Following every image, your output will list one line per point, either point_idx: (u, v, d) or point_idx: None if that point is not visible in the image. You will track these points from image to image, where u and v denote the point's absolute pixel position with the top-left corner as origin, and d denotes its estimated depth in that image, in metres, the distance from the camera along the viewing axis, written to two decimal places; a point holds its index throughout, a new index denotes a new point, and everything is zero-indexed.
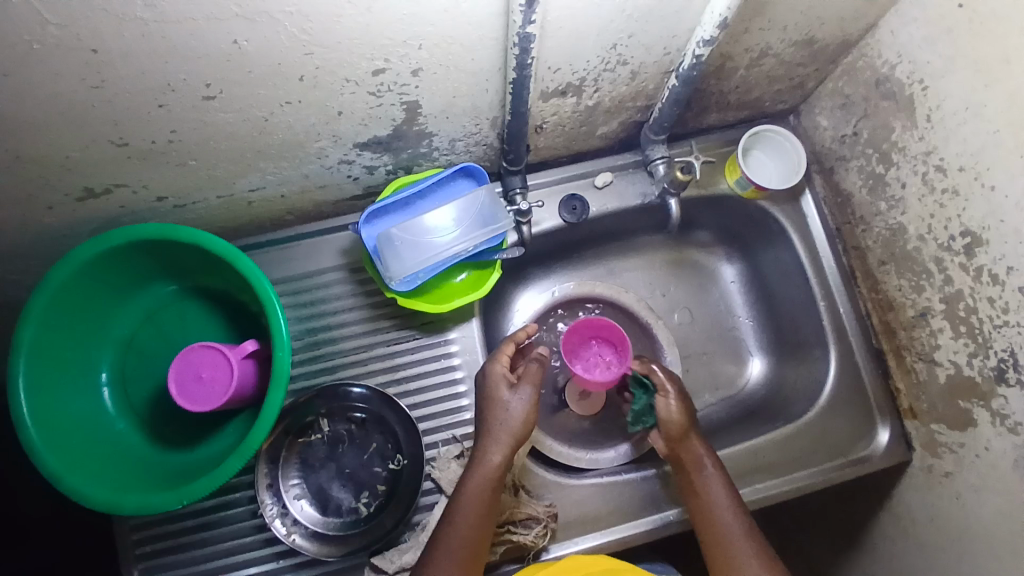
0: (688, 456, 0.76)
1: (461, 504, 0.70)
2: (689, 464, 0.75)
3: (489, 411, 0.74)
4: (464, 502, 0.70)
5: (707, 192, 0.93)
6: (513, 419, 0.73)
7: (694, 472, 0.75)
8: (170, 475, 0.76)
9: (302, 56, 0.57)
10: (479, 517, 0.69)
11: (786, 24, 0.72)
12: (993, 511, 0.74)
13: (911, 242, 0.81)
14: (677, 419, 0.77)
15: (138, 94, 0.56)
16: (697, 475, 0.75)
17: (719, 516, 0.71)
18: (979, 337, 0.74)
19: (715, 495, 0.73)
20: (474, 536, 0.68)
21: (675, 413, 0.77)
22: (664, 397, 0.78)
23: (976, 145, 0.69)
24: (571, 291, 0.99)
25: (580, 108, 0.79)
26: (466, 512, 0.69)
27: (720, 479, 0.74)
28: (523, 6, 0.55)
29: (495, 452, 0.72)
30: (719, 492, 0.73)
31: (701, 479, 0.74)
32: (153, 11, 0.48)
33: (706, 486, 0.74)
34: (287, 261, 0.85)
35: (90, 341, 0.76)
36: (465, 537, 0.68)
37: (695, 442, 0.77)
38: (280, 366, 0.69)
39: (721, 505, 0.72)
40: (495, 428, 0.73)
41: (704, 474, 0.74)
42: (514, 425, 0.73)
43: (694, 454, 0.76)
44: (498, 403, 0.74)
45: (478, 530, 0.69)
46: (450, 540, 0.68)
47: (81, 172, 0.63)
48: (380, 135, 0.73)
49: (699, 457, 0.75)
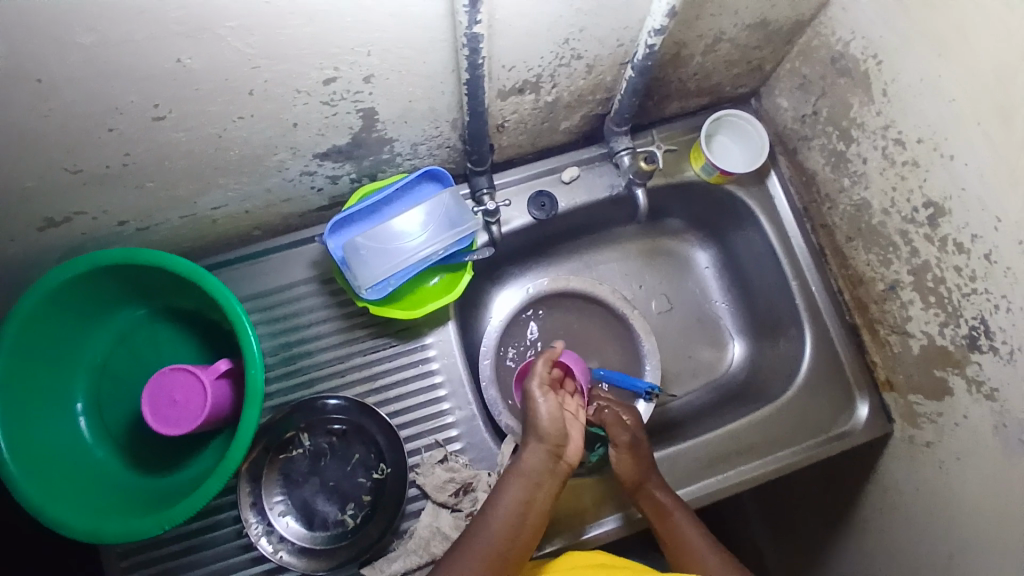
0: (652, 504, 0.76)
1: (495, 504, 0.69)
2: (654, 511, 0.76)
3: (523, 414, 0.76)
4: (501, 501, 0.69)
5: (674, 179, 0.94)
6: (546, 419, 0.73)
7: (663, 515, 0.75)
8: (152, 501, 0.75)
9: (249, 69, 0.56)
10: (515, 516, 0.68)
11: (738, 8, 0.72)
12: (976, 477, 0.75)
13: (877, 217, 0.82)
14: (631, 471, 0.78)
15: (86, 118, 0.55)
16: (665, 519, 0.75)
17: (693, 557, 0.72)
18: (949, 307, 0.75)
19: (688, 537, 0.73)
20: (506, 535, 0.67)
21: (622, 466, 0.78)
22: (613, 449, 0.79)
23: (933, 116, 0.70)
24: (545, 288, 0.98)
25: (539, 104, 0.79)
26: (501, 510, 0.68)
27: (689, 521, 0.75)
28: (468, 6, 0.54)
29: (538, 448, 0.72)
30: (691, 533, 0.74)
31: (671, 523, 0.75)
32: (91, 35, 0.48)
33: (679, 527, 0.74)
34: (257, 277, 0.85)
35: (62, 372, 0.75)
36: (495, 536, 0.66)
37: (655, 485, 0.77)
38: (254, 384, 0.68)
39: (697, 546, 0.73)
40: (534, 429, 0.73)
41: (674, 516, 0.75)
42: (549, 425, 0.73)
43: (659, 500, 0.76)
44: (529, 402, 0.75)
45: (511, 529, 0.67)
46: (478, 540, 0.66)
47: (37, 201, 0.62)
48: (339, 144, 0.73)
49: (661, 502, 0.76)
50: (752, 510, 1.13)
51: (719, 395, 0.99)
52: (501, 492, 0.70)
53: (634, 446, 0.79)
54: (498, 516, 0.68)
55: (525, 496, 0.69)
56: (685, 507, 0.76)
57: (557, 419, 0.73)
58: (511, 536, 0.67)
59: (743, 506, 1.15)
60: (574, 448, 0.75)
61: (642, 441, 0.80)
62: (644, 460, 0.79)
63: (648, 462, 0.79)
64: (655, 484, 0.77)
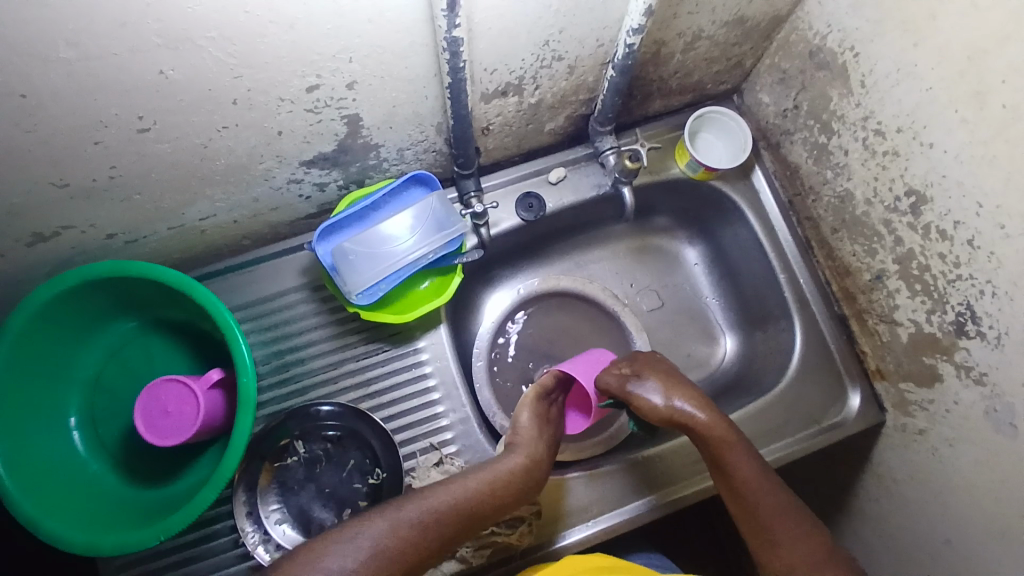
0: (704, 430, 0.72)
1: (468, 482, 0.67)
2: (712, 437, 0.72)
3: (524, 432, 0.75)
4: (473, 483, 0.67)
5: (660, 176, 0.94)
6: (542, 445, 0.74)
7: (717, 443, 0.71)
8: (148, 513, 0.74)
9: (231, 78, 0.57)
10: (478, 504, 0.66)
11: (714, 6, 0.73)
12: (970, 461, 0.75)
13: (860, 207, 0.83)
14: (656, 409, 0.74)
15: (73, 132, 0.55)
16: (723, 446, 0.71)
17: (752, 490, 0.69)
18: (935, 294, 0.75)
19: (746, 471, 0.70)
20: (459, 512, 0.65)
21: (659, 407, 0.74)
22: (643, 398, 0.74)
23: (910, 105, 0.71)
24: (537, 288, 1.00)
25: (523, 107, 0.80)
26: (472, 488, 0.67)
27: (746, 453, 0.71)
28: (446, 10, 0.55)
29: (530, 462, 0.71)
30: (748, 464, 0.70)
31: (729, 455, 0.71)
32: (75, 50, 0.48)
33: (735, 460, 0.71)
34: (247, 286, 0.85)
35: (54, 388, 0.75)
36: (451, 510, 0.65)
37: (694, 408, 0.73)
38: (246, 391, 0.68)
39: (753, 478, 0.70)
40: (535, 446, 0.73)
41: (731, 447, 0.71)
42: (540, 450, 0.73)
43: (710, 426, 0.72)
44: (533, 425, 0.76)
45: (468, 510, 0.65)
46: (432, 503, 0.64)
47: (26, 216, 0.63)
48: (325, 150, 0.73)
49: (718, 434, 0.72)
50: None
51: (712, 390, 0.99)
52: (483, 474, 0.68)
53: (646, 386, 0.75)
54: (466, 491, 0.66)
55: (500, 491, 0.68)
56: (735, 432, 0.72)
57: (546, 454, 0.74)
58: (461, 519, 0.65)
59: None
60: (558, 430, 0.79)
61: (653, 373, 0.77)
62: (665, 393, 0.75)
63: (671, 385, 0.75)
64: (695, 409, 0.73)
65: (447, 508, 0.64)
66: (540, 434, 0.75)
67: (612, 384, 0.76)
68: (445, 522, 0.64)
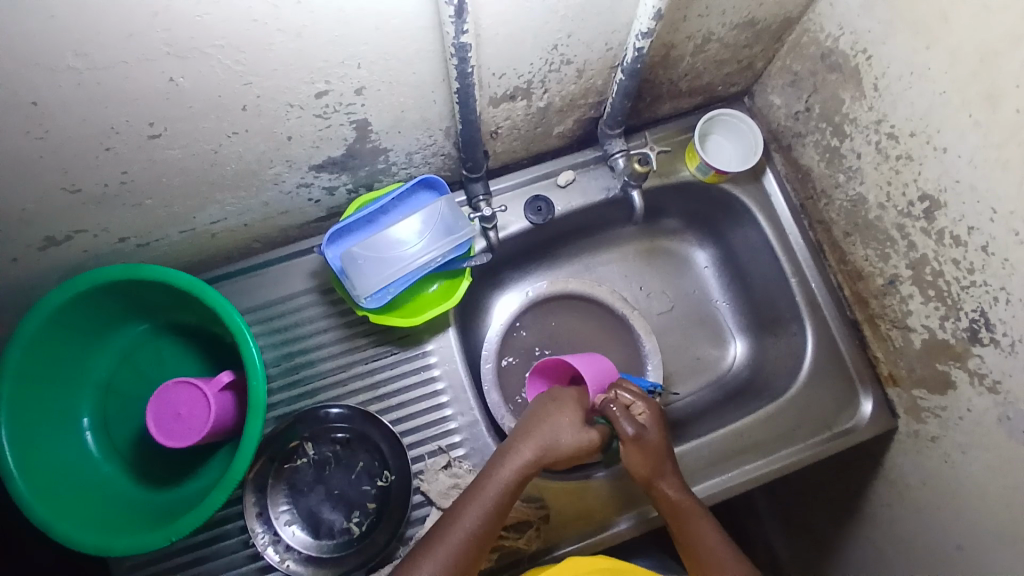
0: (668, 504, 0.75)
1: (478, 504, 0.67)
2: (675, 512, 0.74)
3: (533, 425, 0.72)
4: (480, 510, 0.67)
5: (670, 180, 0.94)
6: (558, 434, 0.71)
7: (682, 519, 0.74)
8: (159, 514, 0.75)
9: (241, 86, 0.57)
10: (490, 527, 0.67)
11: (724, 9, 0.73)
12: (983, 469, 0.74)
13: (873, 211, 0.82)
14: (643, 466, 0.75)
15: (84, 139, 0.56)
16: (690, 523, 0.74)
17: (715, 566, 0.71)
18: (949, 300, 0.74)
19: (709, 542, 0.72)
20: (475, 542, 0.66)
21: (639, 461, 0.75)
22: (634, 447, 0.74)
23: (923, 108, 0.70)
24: (545, 291, 0.99)
25: (531, 110, 0.80)
26: (478, 516, 0.67)
27: (711, 526, 0.74)
28: (453, 17, 0.55)
29: (539, 453, 0.70)
30: (713, 539, 0.73)
31: (694, 526, 0.73)
32: (84, 60, 0.49)
33: (700, 535, 0.73)
34: (257, 289, 0.86)
35: (68, 390, 0.76)
36: (466, 545, 0.66)
37: (668, 482, 0.75)
38: (256, 396, 0.69)
39: (717, 552, 0.72)
40: (545, 430, 0.71)
41: (697, 520, 0.74)
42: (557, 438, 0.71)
43: (674, 501, 0.74)
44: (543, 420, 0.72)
45: (484, 534, 0.67)
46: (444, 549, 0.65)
47: (40, 222, 0.64)
48: (334, 155, 0.73)
49: (682, 504, 0.74)
50: (763, 508, 1.13)
51: (722, 394, 0.99)
52: (484, 496, 0.68)
53: (643, 433, 0.74)
54: (472, 523, 0.67)
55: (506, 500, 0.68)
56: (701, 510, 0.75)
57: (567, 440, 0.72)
58: (472, 553, 0.66)
59: (755, 504, 1.14)
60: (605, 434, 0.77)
61: (653, 430, 0.76)
62: (656, 454, 0.75)
63: (661, 444, 0.75)
64: (669, 482, 0.75)
65: (463, 543, 0.66)
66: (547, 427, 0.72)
67: (619, 427, 0.74)
68: (466, 556, 0.66)
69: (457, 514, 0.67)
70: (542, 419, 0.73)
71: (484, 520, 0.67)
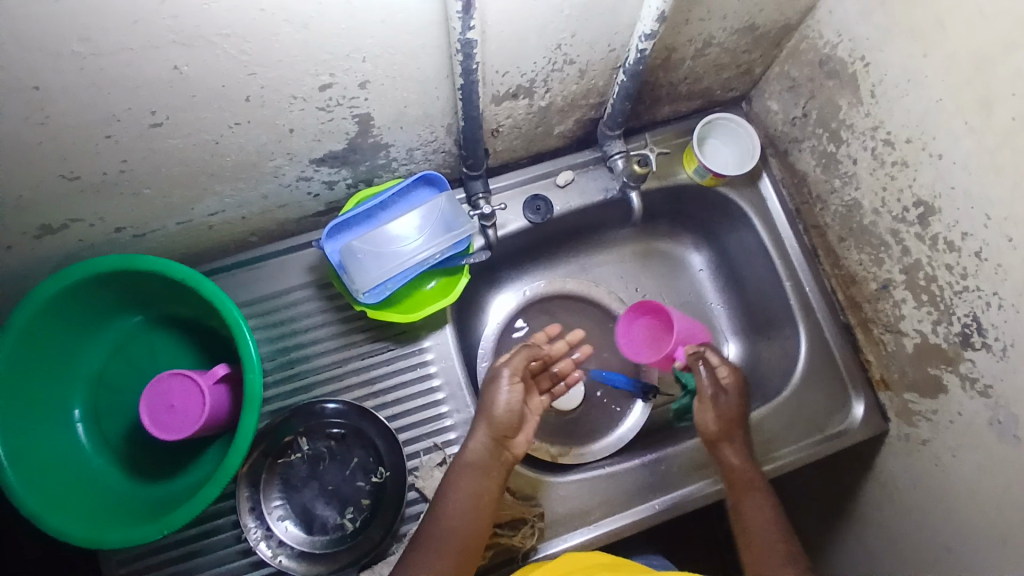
0: (732, 470, 0.78)
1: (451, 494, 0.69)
2: (736, 480, 0.77)
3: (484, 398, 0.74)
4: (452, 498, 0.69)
5: (667, 182, 0.95)
6: (503, 410, 0.72)
7: (741, 492, 0.76)
8: (150, 509, 0.75)
9: (245, 76, 0.57)
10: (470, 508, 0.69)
11: (726, 13, 0.73)
12: (973, 471, 0.75)
13: (868, 216, 0.83)
14: (714, 425, 0.81)
15: (84, 126, 0.56)
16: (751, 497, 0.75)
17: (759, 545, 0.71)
18: (942, 304, 0.75)
19: (760, 516, 0.73)
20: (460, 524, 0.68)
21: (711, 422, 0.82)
22: (703, 406, 0.83)
23: (919, 115, 0.71)
24: (542, 290, 1.01)
25: (533, 109, 0.80)
26: (455, 503, 0.69)
27: (767, 504, 0.74)
28: (460, 12, 0.55)
29: (490, 429, 0.72)
30: (765, 515, 0.73)
31: (747, 498, 0.75)
32: (88, 45, 0.48)
33: (751, 507, 0.74)
34: (253, 282, 0.85)
35: (59, 383, 0.75)
36: (452, 530, 0.67)
37: (734, 448, 0.79)
38: (252, 389, 0.68)
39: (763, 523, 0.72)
40: (487, 404, 0.73)
41: (754, 495, 0.75)
42: (503, 415, 0.72)
43: (736, 468, 0.78)
44: (492, 387, 0.74)
45: (467, 513, 0.68)
46: (433, 544, 0.66)
47: (36, 210, 0.63)
48: (335, 149, 0.73)
49: (747, 475, 0.77)
50: None
51: None
52: (454, 484, 0.70)
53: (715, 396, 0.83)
54: (450, 512, 0.68)
55: (479, 478, 0.70)
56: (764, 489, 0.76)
57: (514, 413, 0.73)
58: (462, 535, 0.67)
59: None
60: (573, 375, 0.83)
61: (733, 396, 0.82)
62: (729, 417, 0.81)
63: (732, 407, 0.82)
64: (735, 449, 0.79)
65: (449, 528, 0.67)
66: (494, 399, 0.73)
67: (699, 375, 0.85)
68: (460, 538, 0.67)
69: (437, 505, 0.69)
70: (488, 391, 0.74)
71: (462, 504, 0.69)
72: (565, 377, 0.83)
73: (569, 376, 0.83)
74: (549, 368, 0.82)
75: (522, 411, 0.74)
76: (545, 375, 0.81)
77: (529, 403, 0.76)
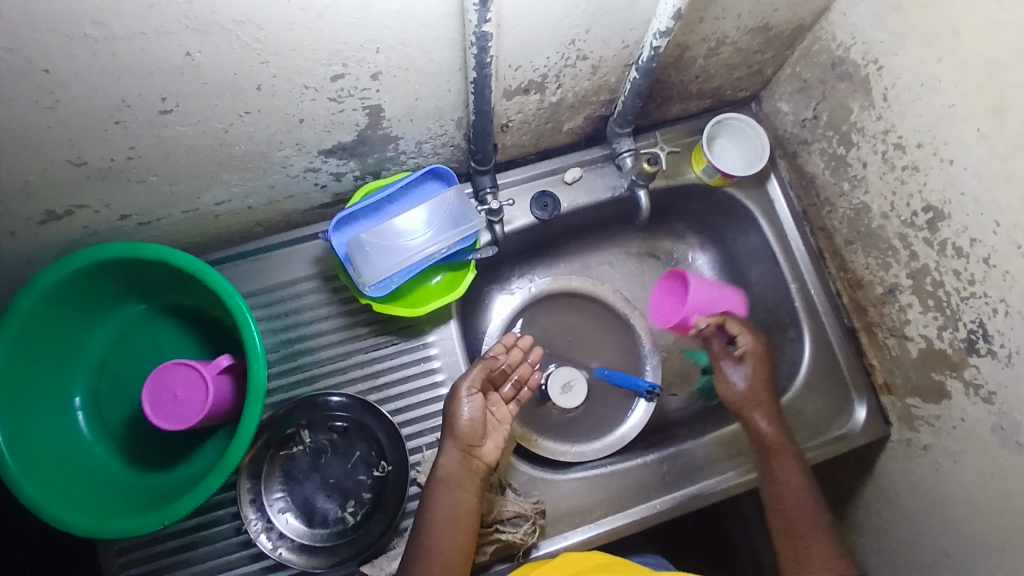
0: (761, 436, 0.80)
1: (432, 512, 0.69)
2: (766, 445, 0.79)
3: (448, 412, 0.73)
4: (433, 516, 0.69)
5: (675, 181, 0.94)
6: (466, 421, 0.72)
7: (784, 471, 0.77)
8: (150, 499, 0.74)
9: (258, 64, 0.57)
10: (450, 522, 0.69)
11: (740, 12, 0.73)
12: (975, 477, 0.75)
13: (876, 220, 0.83)
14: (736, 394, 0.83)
15: (93, 111, 0.55)
16: (796, 476, 0.76)
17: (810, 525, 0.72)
18: (948, 310, 0.75)
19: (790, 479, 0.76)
20: (446, 537, 0.68)
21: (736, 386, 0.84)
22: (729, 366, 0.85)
23: (931, 120, 0.71)
24: (548, 287, 1.00)
25: (544, 105, 0.80)
26: (437, 519, 0.69)
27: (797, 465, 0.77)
28: (477, 5, 0.54)
29: (459, 441, 0.72)
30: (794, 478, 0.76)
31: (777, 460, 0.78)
32: (101, 28, 0.48)
33: (782, 471, 0.77)
34: (258, 273, 0.85)
35: (60, 370, 0.75)
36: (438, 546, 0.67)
37: (762, 414, 0.81)
38: (257, 380, 0.68)
39: (794, 488, 0.75)
40: (450, 418, 0.73)
41: (783, 460, 0.78)
42: (467, 426, 0.72)
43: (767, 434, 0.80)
44: (453, 402, 0.73)
45: (452, 525, 0.69)
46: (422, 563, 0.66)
47: (41, 195, 0.62)
48: (344, 141, 0.73)
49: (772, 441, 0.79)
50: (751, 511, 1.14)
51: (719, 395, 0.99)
52: (432, 503, 0.69)
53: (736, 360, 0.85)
54: (433, 529, 0.68)
55: (455, 490, 0.70)
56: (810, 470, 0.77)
57: (478, 421, 0.72)
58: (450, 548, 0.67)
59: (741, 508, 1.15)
60: (535, 378, 0.80)
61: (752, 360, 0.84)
62: (759, 379, 0.83)
63: (754, 369, 0.84)
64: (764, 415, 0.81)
65: (435, 544, 0.67)
66: (456, 412, 0.72)
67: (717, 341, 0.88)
68: (449, 551, 0.67)
69: (420, 524, 0.69)
70: (450, 406, 0.73)
71: (444, 520, 0.68)
72: (527, 382, 0.80)
73: (531, 380, 0.80)
74: (510, 377, 0.80)
75: (486, 418, 0.74)
76: (508, 383, 0.79)
77: (493, 411, 0.76)
